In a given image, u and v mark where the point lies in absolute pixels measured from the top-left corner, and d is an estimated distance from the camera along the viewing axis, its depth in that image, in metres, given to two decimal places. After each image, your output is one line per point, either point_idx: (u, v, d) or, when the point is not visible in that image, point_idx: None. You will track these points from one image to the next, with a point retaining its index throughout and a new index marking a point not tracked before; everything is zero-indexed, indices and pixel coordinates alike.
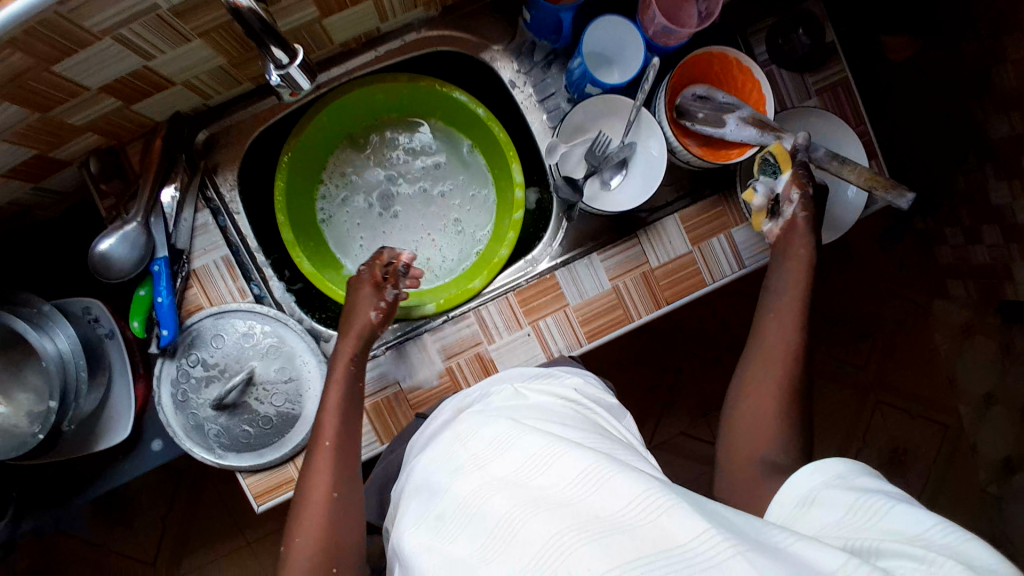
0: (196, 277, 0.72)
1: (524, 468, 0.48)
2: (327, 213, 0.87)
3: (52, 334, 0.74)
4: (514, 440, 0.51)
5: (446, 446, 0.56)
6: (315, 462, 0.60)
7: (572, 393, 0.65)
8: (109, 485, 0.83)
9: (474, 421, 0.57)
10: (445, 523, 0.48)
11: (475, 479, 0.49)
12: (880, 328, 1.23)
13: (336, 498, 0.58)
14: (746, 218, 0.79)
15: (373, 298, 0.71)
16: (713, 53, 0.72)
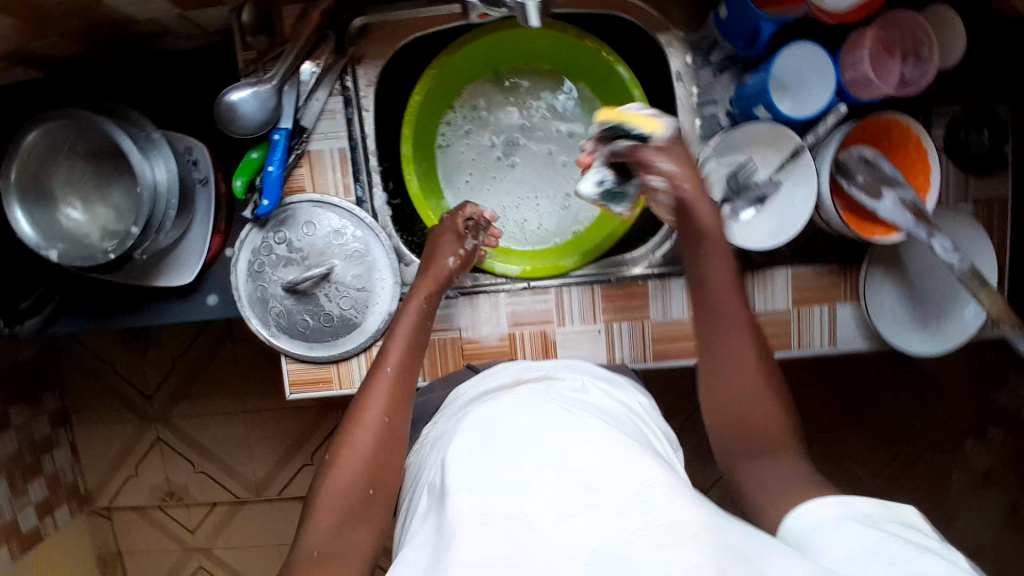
0: (308, 159, 0.71)
1: (594, 456, 0.48)
2: (446, 138, 0.84)
3: (154, 161, 0.74)
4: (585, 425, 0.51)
5: (510, 405, 0.57)
6: (375, 381, 0.60)
7: (638, 407, 0.66)
8: (152, 318, 0.83)
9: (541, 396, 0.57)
10: (504, 474, 0.48)
11: (542, 445, 0.50)
12: (910, 444, 1.20)
13: (386, 424, 0.57)
14: (857, 299, 0.76)
15: (455, 244, 0.73)
16: (895, 122, 0.69)
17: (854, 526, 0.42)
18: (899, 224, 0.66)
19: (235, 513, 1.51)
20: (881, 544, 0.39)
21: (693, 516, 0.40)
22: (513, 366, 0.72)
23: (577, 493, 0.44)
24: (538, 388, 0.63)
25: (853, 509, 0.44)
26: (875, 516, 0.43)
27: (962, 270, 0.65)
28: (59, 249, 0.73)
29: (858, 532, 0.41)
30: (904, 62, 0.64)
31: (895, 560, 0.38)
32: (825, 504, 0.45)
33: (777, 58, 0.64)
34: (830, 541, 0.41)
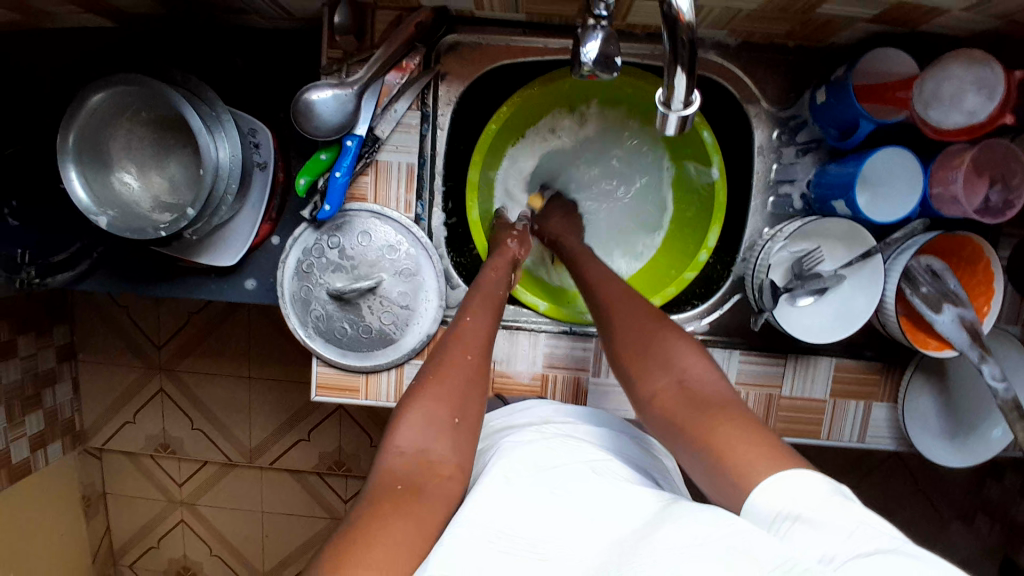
0: (375, 168, 0.70)
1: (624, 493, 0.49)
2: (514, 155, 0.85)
3: (219, 140, 0.72)
4: (609, 476, 0.52)
5: (533, 448, 0.57)
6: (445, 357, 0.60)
7: (666, 464, 0.64)
8: (186, 291, 0.83)
9: (574, 447, 0.57)
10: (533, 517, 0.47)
11: (554, 494, 0.50)
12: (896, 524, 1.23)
13: (469, 360, 0.60)
14: (894, 400, 0.76)
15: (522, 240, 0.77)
16: (971, 242, 0.68)
17: (826, 513, 0.39)
18: (954, 341, 0.66)
19: (225, 474, 1.53)
20: (857, 537, 0.37)
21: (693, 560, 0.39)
22: (544, 404, 0.70)
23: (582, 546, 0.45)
24: (562, 428, 0.62)
25: (819, 490, 0.41)
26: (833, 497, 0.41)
27: (1004, 400, 0.64)
28: (109, 216, 0.71)
29: (831, 523, 0.39)
30: (991, 188, 0.63)
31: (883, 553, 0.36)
32: (789, 486, 0.42)
33: (870, 155, 0.64)
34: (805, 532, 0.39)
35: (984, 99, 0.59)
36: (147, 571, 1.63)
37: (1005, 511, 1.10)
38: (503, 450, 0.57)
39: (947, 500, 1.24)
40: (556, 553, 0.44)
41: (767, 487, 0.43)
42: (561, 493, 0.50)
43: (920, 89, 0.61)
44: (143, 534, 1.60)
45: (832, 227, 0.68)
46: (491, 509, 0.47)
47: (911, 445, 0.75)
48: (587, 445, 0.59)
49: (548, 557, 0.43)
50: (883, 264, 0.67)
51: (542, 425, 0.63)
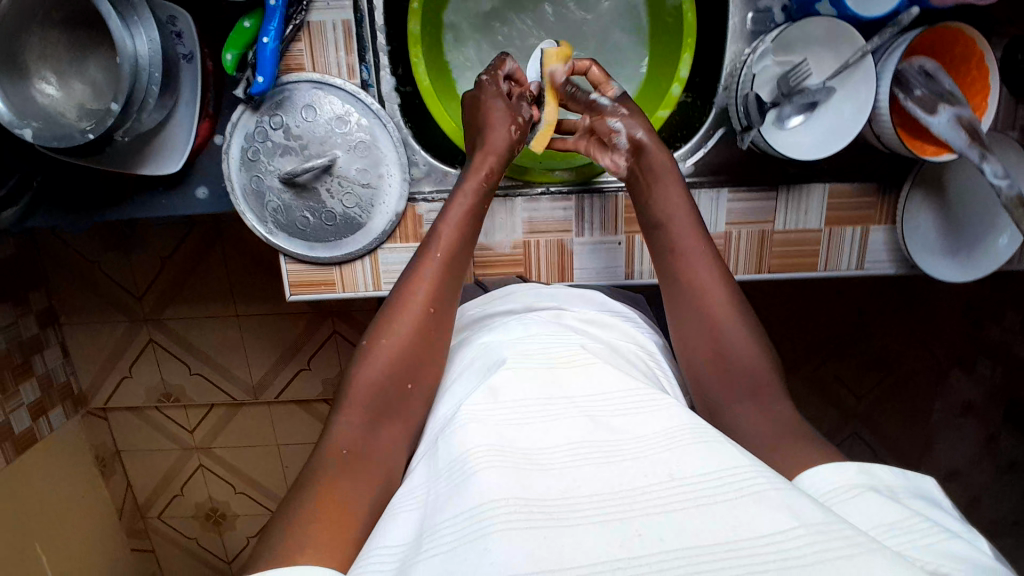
0: (308, 32, 0.64)
1: (597, 399, 0.48)
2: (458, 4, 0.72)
3: (137, 33, 0.64)
4: (588, 368, 0.51)
5: (524, 347, 0.54)
6: (411, 298, 0.60)
7: (651, 343, 0.63)
8: (138, 212, 0.78)
9: (566, 342, 0.55)
10: (520, 417, 0.46)
11: (549, 397, 0.48)
12: (896, 369, 1.25)
13: (430, 315, 0.60)
14: (892, 222, 0.72)
15: (506, 114, 0.66)
16: (962, 34, 0.62)
17: (878, 500, 0.42)
18: (951, 143, 0.61)
19: (233, 415, 1.53)
20: (909, 518, 0.40)
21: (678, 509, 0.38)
22: (522, 288, 0.68)
23: (581, 449, 0.43)
24: (547, 315, 0.61)
25: (881, 484, 0.44)
26: (900, 493, 0.44)
27: (1007, 197, 0.59)
28: (33, 127, 0.65)
29: (876, 506, 0.41)
30: None
31: (931, 535, 0.38)
32: (843, 470, 0.45)
33: None
34: (853, 507, 0.42)
35: None
36: (176, 519, 1.64)
37: (1004, 344, 1.10)
38: (489, 350, 0.56)
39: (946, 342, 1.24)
40: (556, 461, 0.43)
41: (817, 471, 0.46)
42: (560, 397, 0.48)
43: None
44: (165, 484, 1.61)
45: (815, 30, 0.63)
46: (490, 432, 0.45)
47: (911, 264, 0.73)
48: (567, 333, 0.57)
49: (551, 467, 0.42)
50: (874, 68, 0.61)
51: (530, 314, 0.61)
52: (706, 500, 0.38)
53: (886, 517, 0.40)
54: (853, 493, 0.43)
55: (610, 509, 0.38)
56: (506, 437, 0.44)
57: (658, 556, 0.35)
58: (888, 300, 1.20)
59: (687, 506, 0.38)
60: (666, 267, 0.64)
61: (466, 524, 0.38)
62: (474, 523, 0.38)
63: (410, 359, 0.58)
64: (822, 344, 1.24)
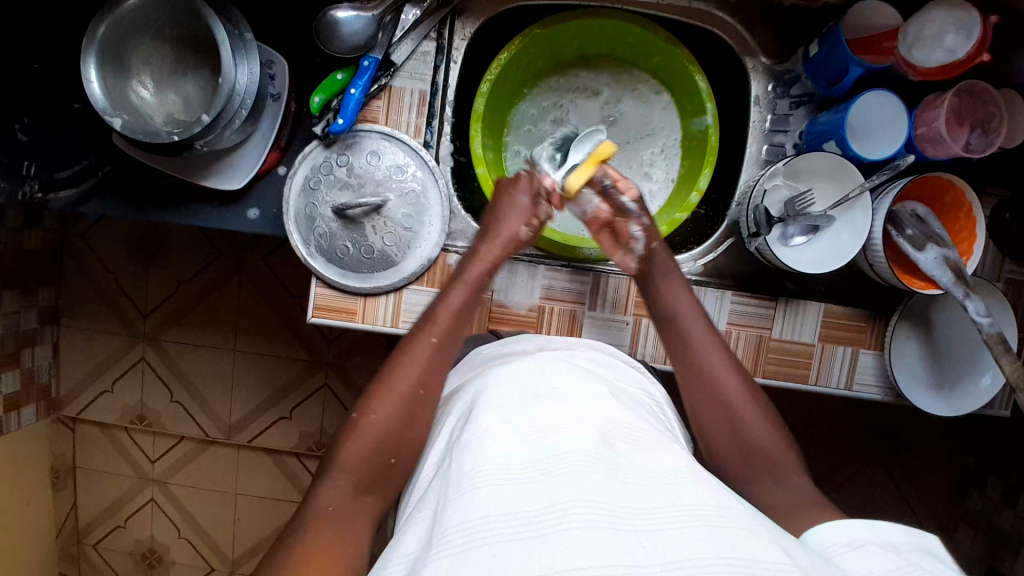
0: (389, 92, 0.74)
1: (607, 422, 0.51)
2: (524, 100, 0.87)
3: (240, 64, 0.73)
4: (587, 399, 0.54)
5: (520, 383, 0.56)
6: (389, 388, 0.59)
7: (655, 392, 0.66)
8: (188, 218, 0.84)
9: (565, 369, 0.58)
10: (531, 438, 0.49)
11: (537, 428, 0.50)
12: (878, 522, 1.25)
13: (417, 397, 0.59)
14: (880, 349, 0.77)
15: (525, 211, 0.71)
16: (954, 187, 0.72)
17: (881, 553, 0.45)
18: (938, 279, 0.69)
19: (199, 452, 1.47)
20: (905, 571, 0.44)
21: (662, 535, 0.41)
22: (537, 336, 0.71)
23: (577, 455, 0.46)
24: (554, 354, 0.63)
25: (884, 538, 0.47)
26: (902, 546, 0.46)
27: (988, 334, 0.67)
28: (123, 119, 0.72)
29: (876, 558, 0.45)
30: (972, 133, 0.70)
31: None
32: (846, 527, 0.49)
33: (856, 100, 0.69)
34: (852, 559, 0.46)
35: (962, 39, 0.65)
36: (111, 552, 1.54)
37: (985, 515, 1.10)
38: (492, 379, 0.58)
39: (928, 507, 1.23)
40: (566, 468, 0.45)
41: (827, 526, 0.50)
42: (545, 421, 0.50)
43: (903, 37, 0.67)
44: (110, 512, 1.52)
45: (823, 167, 0.72)
46: (499, 450, 0.48)
47: (898, 393, 0.77)
48: (573, 369, 0.59)
49: (556, 472, 0.45)
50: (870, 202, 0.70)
51: (533, 353, 0.64)
52: (705, 521, 0.42)
53: (879, 572, 0.44)
54: (854, 546, 0.47)
55: (616, 520, 0.42)
56: (515, 461, 0.47)
57: (662, 568, 0.39)
58: (871, 446, 1.24)
59: (687, 526, 0.42)
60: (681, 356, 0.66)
61: (470, 533, 0.42)
62: (477, 534, 0.42)
63: (397, 430, 0.58)
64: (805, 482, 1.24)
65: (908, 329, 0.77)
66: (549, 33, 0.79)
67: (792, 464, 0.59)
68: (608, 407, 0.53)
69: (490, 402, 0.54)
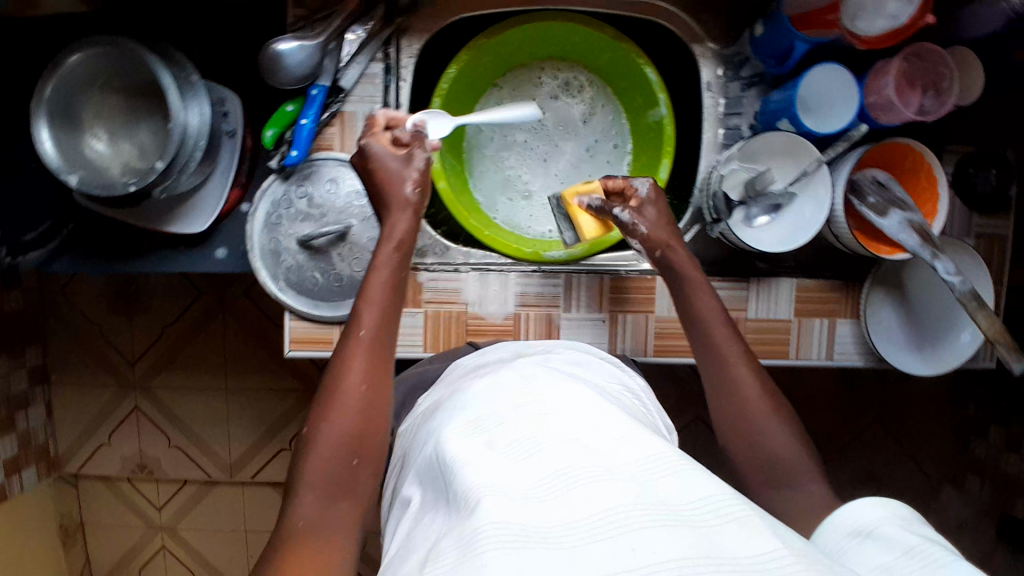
0: (341, 118, 0.74)
1: (587, 424, 0.50)
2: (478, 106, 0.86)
3: (190, 105, 0.73)
4: (565, 401, 0.53)
5: (503, 394, 0.55)
6: (326, 418, 0.57)
7: (636, 388, 0.66)
8: (156, 266, 0.83)
9: (546, 374, 0.57)
10: (516, 452, 0.48)
11: (517, 444, 0.49)
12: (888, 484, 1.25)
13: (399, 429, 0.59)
14: (857, 317, 0.78)
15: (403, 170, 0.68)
16: (912, 150, 0.72)
17: (892, 531, 0.46)
18: (906, 243, 0.69)
19: (205, 493, 1.46)
20: (912, 553, 0.43)
21: (648, 536, 0.40)
22: (514, 343, 0.71)
23: (567, 469, 0.45)
24: (534, 359, 0.63)
25: (891, 514, 0.47)
26: (911, 520, 0.47)
27: (962, 292, 0.68)
28: (78, 175, 0.72)
29: (890, 540, 0.45)
30: (925, 95, 0.70)
31: (928, 565, 0.42)
32: (856, 512, 0.49)
33: (804, 75, 0.69)
34: (865, 550, 0.46)
35: (905, 6, 0.63)
36: None
37: (991, 463, 1.10)
38: (470, 396, 0.57)
39: (934, 462, 1.24)
40: (550, 489, 0.44)
41: (837, 516, 0.50)
42: (524, 433, 0.50)
43: (845, 8, 0.65)
44: (122, 563, 1.51)
45: (777, 145, 0.72)
46: (483, 471, 0.47)
47: (879, 358, 0.78)
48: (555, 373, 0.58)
49: (540, 495, 0.44)
50: (830, 175, 0.70)
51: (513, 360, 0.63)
52: (698, 527, 0.41)
53: (892, 552, 0.44)
54: (863, 534, 0.47)
55: (602, 530, 0.41)
56: (504, 483, 0.46)
57: (648, 570, 0.38)
58: (870, 410, 1.25)
59: (670, 526, 0.41)
60: (711, 352, 0.65)
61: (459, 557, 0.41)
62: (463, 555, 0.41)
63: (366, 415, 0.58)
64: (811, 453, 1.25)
65: (881, 294, 0.78)
66: (488, 45, 0.79)
67: (815, 480, 0.58)
68: (592, 405, 0.52)
69: (472, 424, 0.53)
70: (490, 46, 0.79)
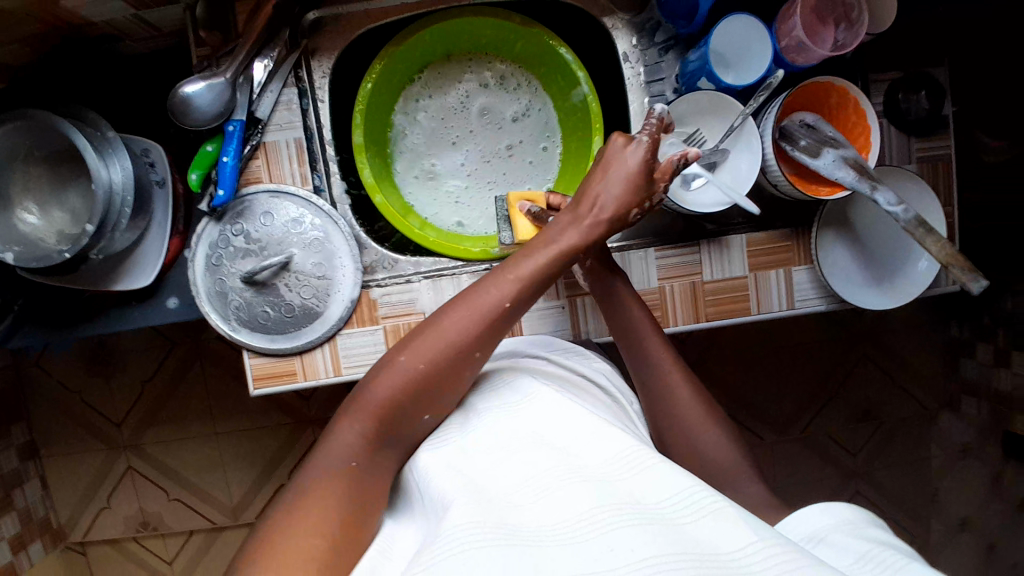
0: (264, 150, 0.73)
1: (560, 429, 0.50)
2: (403, 111, 0.86)
3: (111, 163, 0.72)
4: (538, 405, 0.53)
5: (478, 409, 0.55)
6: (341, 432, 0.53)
7: (598, 376, 0.65)
8: (110, 327, 0.82)
9: (520, 380, 0.57)
10: (490, 464, 0.48)
11: (491, 456, 0.49)
12: (885, 418, 1.26)
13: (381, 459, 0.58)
14: (811, 261, 0.78)
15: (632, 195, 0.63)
16: (834, 86, 0.72)
17: (844, 537, 0.48)
18: (843, 179, 0.69)
19: (213, 540, 1.45)
20: (863, 557, 0.46)
21: (619, 536, 0.40)
22: None
23: (543, 476, 0.46)
24: (507, 365, 0.62)
25: (840, 519, 0.50)
26: (858, 523, 0.49)
27: (907, 220, 0.68)
28: (14, 251, 0.71)
29: (840, 546, 0.48)
30: (837, 29, 0.71)
31: (877, 566, 0.44)
32: (808, 517, 0.52)
33: (714, 31, 0.69)
34: (820, 554, 0.48)
35: None
36: None
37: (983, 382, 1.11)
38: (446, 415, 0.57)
39: (924, 388, 1.25)
40: (523, 498, 0.45)
41: (791, 521, 0.53)
42: (498, 445, 0.50)
43: None
44: None
45: (701, 104, 0.73)
46: (456, 484, 0.47)
47: (840, 299, 0.78)
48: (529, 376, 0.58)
49: (512, 502, 0.45)
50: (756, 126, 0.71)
51: (484, 370, 0.63)
52: (671, 524, 0.41)
53: (847, 557, 0.46)
54: (817, 541, 0.50)
55: (574, 535, 0.41)
56: (477, 493, 0.46)
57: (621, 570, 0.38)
58: (856, 347, 1.25)
59: (642, 526, 0.41)
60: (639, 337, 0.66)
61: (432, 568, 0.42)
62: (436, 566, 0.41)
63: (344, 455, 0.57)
64: (805, 400, 1.25)
65: (838, 235, 0.77)
66: (399, 51, 0.78)
67: (754, 480, 0.60)
68: (565, 405, 0.52)
69: (448, 441, 0.53)
70: (402, 52, 0.78)
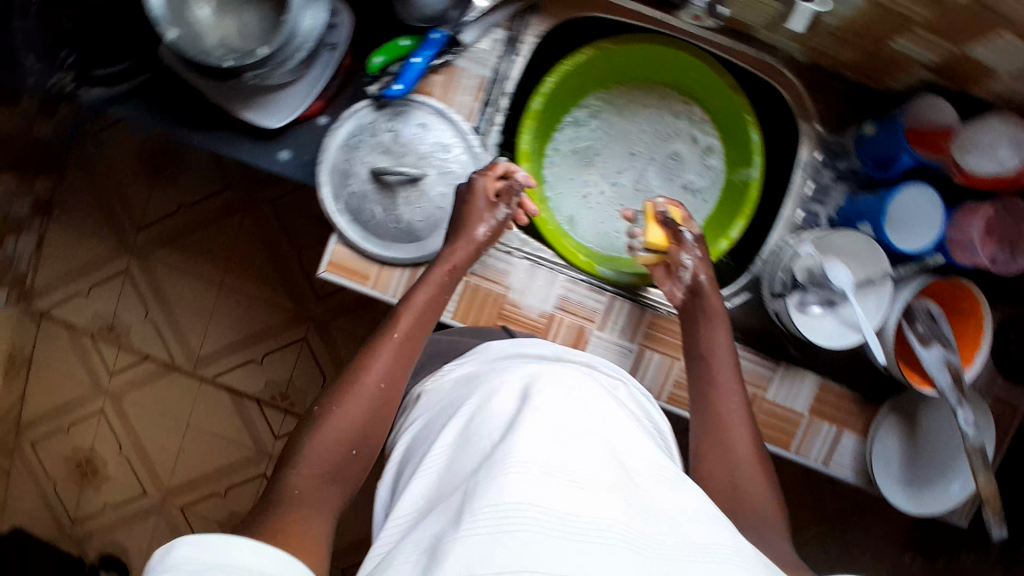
0: (451, 70, 0.73)
1: (629, 451, 0.53)
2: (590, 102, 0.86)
3: (308, 7, 0.72)
4: (608, 416, 0.55)
5: (554, 385, 0.56)
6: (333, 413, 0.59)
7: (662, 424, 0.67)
8: (216, 145, 0.81)
9: (590, 384, 0.59)
10: (563, 442, 0.50)
11: (565, 437, 0.50)
12: None
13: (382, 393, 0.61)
14: (864, 433, 0.79)
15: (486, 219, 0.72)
16: (969, 290, 0.72)
17: None
18: (937, 380, 0.70)
19: (160, 376, 1.41)
20: None
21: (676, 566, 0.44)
22: (549, 343, 0.70)
23: (612, 481, 0.48)
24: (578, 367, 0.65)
25: None
26: None
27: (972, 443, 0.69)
28: (181, 33, 0.70)
29: None
30: (1003, 248, 0.71)
31: None
32: None
33: (900, 187, 0.71)
34: None
35: (1014, 154, 0.68)
36: (48, 453, 1.43)
37: None
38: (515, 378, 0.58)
39: None
40: (590, 488, 0.47)
41: None
42: (572, 429, 0.51)
43: (958, 139, 0.70)
44: (56, 412, 1.42)
45: (852, 244, 0.73)
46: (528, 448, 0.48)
47: (870, 481, 0.78)
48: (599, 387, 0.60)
49: (578, 488, 0.46)
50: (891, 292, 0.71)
51: (553, 361, 0.64)
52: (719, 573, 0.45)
53: None
54: None
55: (635, 545, 0.44)
56: (548, 464, 0.47)
57: None
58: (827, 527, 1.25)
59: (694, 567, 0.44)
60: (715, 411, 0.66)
61: (500, 517, 0.43)
62: (507, 514, 0.43)
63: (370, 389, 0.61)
64: None
65: (894, 423, 0.78)
66: (610, 50, 0.79)
67: None
68: (631, 431, 0.56)
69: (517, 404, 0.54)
70: (612, 52, 0.79)
